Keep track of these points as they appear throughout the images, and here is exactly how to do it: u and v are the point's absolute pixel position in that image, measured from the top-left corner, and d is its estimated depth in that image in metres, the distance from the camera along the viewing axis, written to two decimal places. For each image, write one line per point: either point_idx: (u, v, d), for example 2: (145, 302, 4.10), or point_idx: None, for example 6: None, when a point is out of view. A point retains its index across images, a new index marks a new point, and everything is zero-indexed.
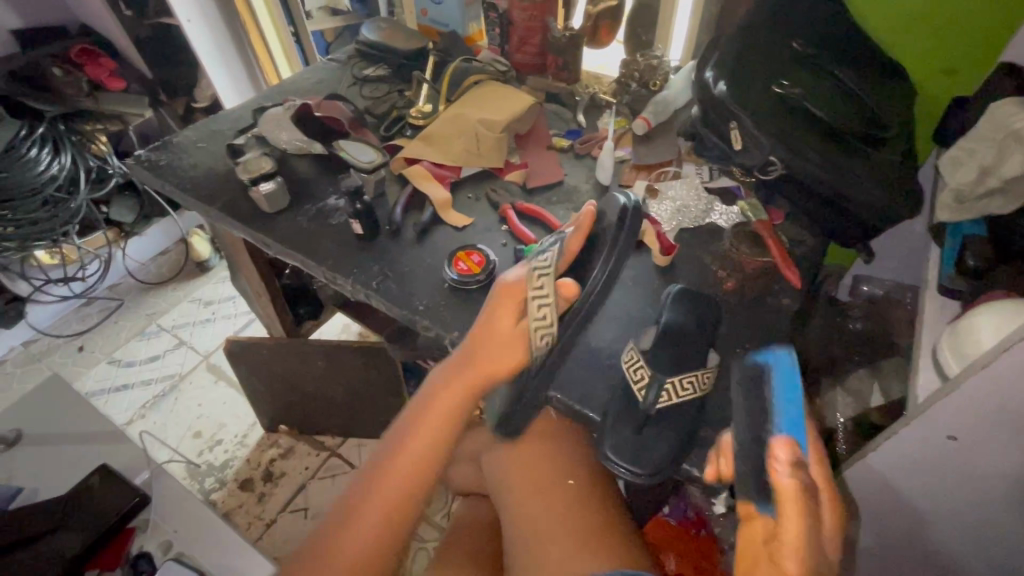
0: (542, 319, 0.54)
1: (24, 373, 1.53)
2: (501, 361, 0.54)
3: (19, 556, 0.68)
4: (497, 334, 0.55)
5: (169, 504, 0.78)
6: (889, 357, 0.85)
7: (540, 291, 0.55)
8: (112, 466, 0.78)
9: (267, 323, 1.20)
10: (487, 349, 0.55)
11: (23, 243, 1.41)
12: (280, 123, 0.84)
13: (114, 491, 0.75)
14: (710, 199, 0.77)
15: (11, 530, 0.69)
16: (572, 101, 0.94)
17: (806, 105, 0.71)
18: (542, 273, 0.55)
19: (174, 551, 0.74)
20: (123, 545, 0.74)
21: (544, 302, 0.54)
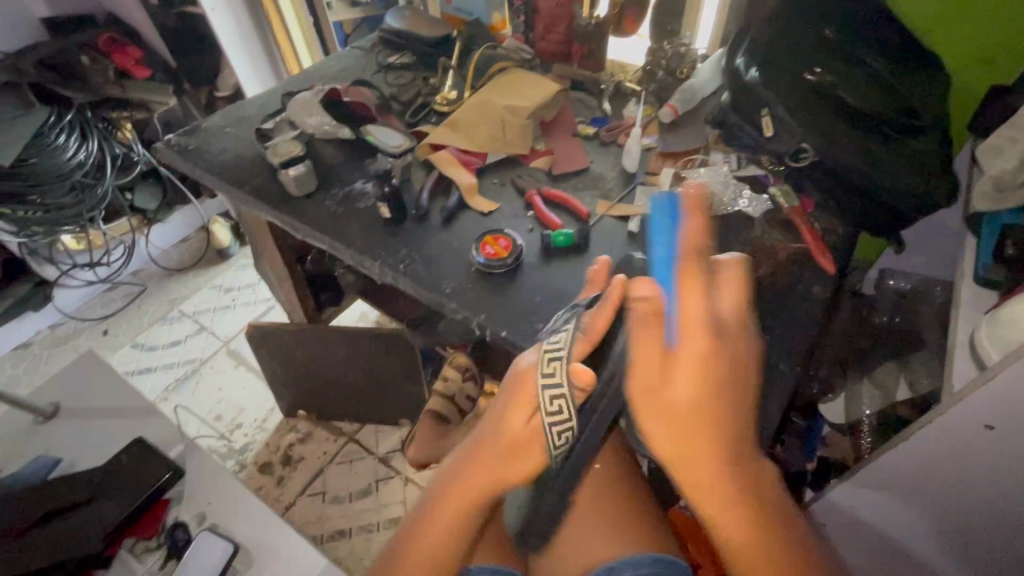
0: (557, 416, 0.48)
1: (51, 355, 1.56)
2: (524, 459, 0.50)
3: (61, 522, 0.72)
4: (509, 437, 0.50)
5: (202, 477, 0.81)
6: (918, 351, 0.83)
7: (551, 379, 0.48)
8: (145, 439, 0.82)
9: (289, 309, 1.22)
10: (501, 447, 0.50)
11: (51, 228, 1.45)
12: (308, 109, 0.85)
13: (147, 464, 0.78)
14: (738, 184, 0.74)
15: (54, 498, 0.74)
16: (597, 89, 0.94)
17: (840, 93, 0.70)
18: (551, 360, 0.49)
19: (209, 522, 0.77)
20: (157, 515, 0.77)
21: (557, 394, 0.48)
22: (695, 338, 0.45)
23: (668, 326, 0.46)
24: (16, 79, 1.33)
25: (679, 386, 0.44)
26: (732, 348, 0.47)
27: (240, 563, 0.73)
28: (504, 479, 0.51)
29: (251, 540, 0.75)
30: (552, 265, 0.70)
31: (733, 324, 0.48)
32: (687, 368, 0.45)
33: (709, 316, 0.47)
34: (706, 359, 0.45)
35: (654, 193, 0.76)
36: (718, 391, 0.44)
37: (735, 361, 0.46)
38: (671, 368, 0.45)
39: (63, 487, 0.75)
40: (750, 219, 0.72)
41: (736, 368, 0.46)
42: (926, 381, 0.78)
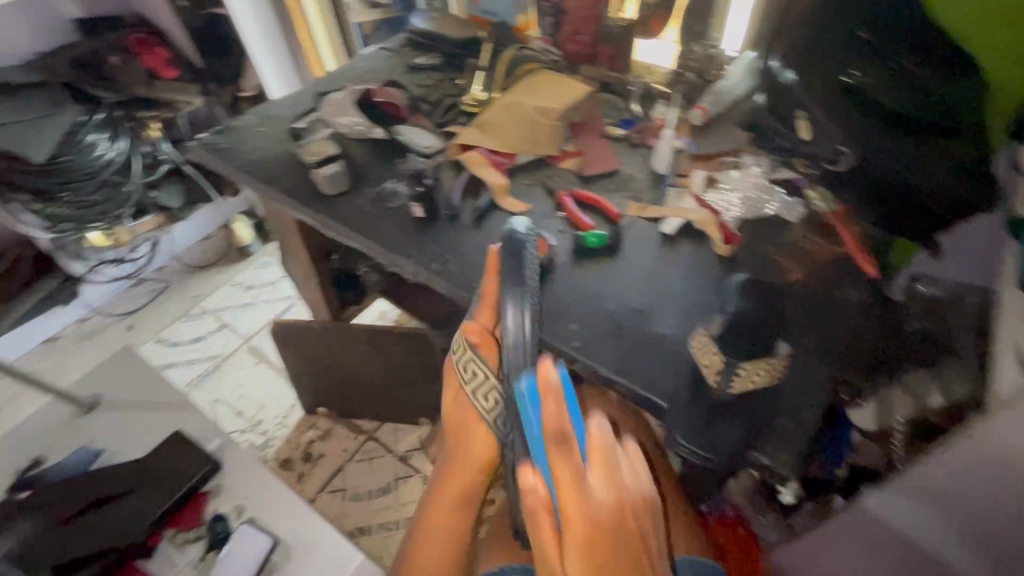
0: (480, 385, 0.60)
1: (78, 349, 1.59)
2: (472, 429, 0.63)
3: (113, 508, 0.78)
4: (455, 417, 0.64)
5: (240, 472, 0.85)
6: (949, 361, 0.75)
7: (465, 364, 0.61)
8: (186, 433, 0.86)
9: (312, 307, 1.23)
10: (455, 428, 0.65)
11: (80, 223, 1.48)
12: (342, 108, 0.87)
13: (190, 456, 0.83)
14: (772, 185, 0.76)
15: (106, 486, 0.80)
16: (625, 91, 0.94)
17: (878, 95, 0.67)
18: (461, 351, 0.62)
19: (247, 514, 0.81)
20: (200, 506, 0.82)
21: (472, 369, 0.61)
22: (580, 515, 0.48)
23: (554, 512, 0.48)
24: (49, 78, 1.36)
25: (569, 563, 0.48)
26: (622, 514, 0.49)
27: (280, 555, 0.77)
28: (465, 453, 0.64)
29: (291, 534, 0.79)
30: (583, 265, 0.70)
31: (618, 488, 0.49)
32: (575, 548, 0.47)
33: (588, 496, 0.48)
34: (591, 535, 0.48)
35: (686, 195, 0.75)
36: (611, 557, 0.48)
37: (625, 519, 0.49)
38: (561, 542, 0.48)
39: (112, 478, 0.81)
40: (789, 222, 0.73)
41: (627, 523, 0.49)
42: (960, 392, 0.71)
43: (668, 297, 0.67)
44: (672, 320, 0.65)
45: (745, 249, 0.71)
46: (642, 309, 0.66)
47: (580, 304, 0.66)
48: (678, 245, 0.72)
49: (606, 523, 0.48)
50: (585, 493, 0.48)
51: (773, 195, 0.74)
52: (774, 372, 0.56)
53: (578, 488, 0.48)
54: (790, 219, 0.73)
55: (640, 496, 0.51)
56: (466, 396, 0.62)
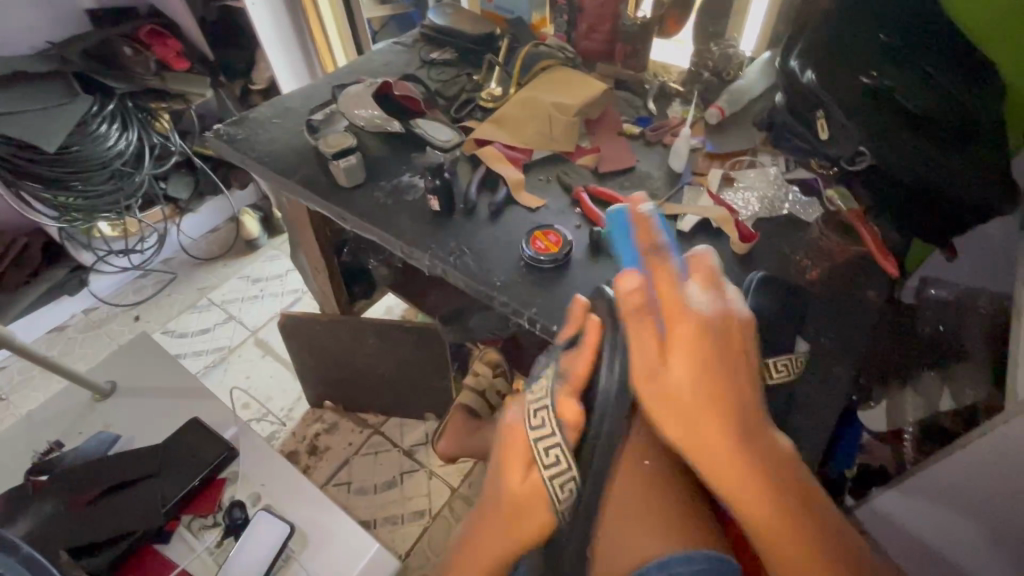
0: (558, 465, 0.47)
1: (84, 338, 1.58)
2: (524, 519, 0.49)
3: (134, 492, 0.79)
4: (509, 497, 0.50)
5: (254, 460, 0.85)
6: (960, 364, 0.71)
7: (542, 431, 0.48)
8: (202, 420, 0.87)
9: (321, 300, 1.23)
10: (501, 510, 0.50)
11: (88, 213, 1.46)
12: (359, 101, 0.87)
13: (207, 442, 0.84)
14: (787, 185, 0.76)
15: (127, 470, 0.81)
16: (641, 89, 0.94)
17: (899, 97, 0.68)
18: (540, 411, 0.49)
19: (264, 502, 0.82)
20: (217, 493, 0.82)
21: (551, 444, 0.47)
22: (685, 321, 0.44)
23: (653, 314, 0.45)
24: (62, 68, 1.36)
25: (676, 364, 0.43)
26: (729, 329, 0.44)
27: (296, 543, 0.78)
28: (502, 545, 0.50)
29: (305, 522, 0.80)
30: (599, 260, 0.70)
31: (721, 303, 0.45)
32: (682, 353, 0.43)
33: (689, 299, 0.45)
34: (698, 345, 0.43)
35: (703, 194, 0.76)
36: (716, 376, 0.42)
37: (728, 337, 0.44)
38: (665, 356, 0.43)
39: (133, 463, 0.82)
40: (806, 224, 0.73)
41: (733, 345, 0.44)
42: (970, 391, 0.67)
43: None
44: None
45: (761, 248, 0.71)
46: None
47: None
48: (695, 243, 0.72)
49: (712, 337, 0.43)
50: (686, 298, 0.45)
51: (788, 196, 0.75)
52: (798, 368, 0.57)
53: (682, 288, 0.45)
54: (806, 220, 0.73)
55: (743, 327, 0.46)
56: (535, 476, 0.49)
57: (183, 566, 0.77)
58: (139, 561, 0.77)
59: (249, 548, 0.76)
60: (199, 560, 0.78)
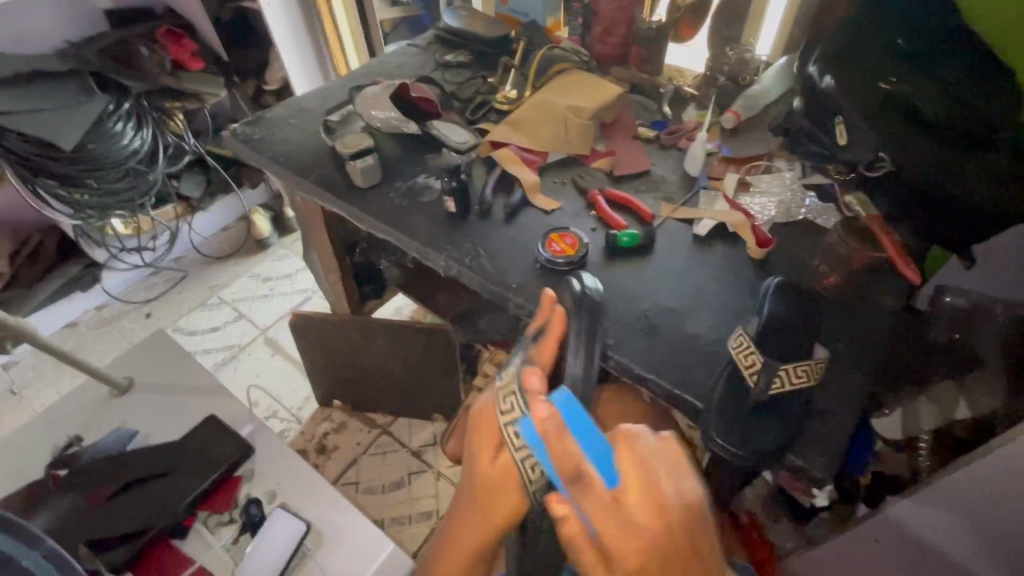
0: (521, 444, 0.46)
1: (96, 334, 1.60)
2: (500, 502, 0.48)
3: (150, 487, 0.81)
4: (478, 479, 0.49)
5: (269, 457, 0.86)
6: (977, 373, 0.67)
7: (510, 413, 0.48)
8: (218, 417, 0.88)
9: (332, 300, 1.23)
10: (476, 495, 0.50)
11: (102, 211, 1.47)
12: (376, 102, 0.88)
13: (222, 438, 0.85)
14: (804, 190, 0.77)
15: (145, 465, 0.82)
16: (656, 93, 0.94)
17: (915, 103, 0.67)
18: (508, 393, 0.49)
19: (279, 500, 0.82)
20: (232, 490, 0.83)
21: (517, 424, 0.47)
22: (626, 545, 0.41)
23: (596, 553, 0.41)
24: (79, 67, 1.37)
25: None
26: (676, 532, 0.42)
27: (311, 542, 0.78)
28: (482, 529, 0.50)
29: (320, 520, 0.80)
30: (615, 263, 0.71)
31: (662, 508, 0.42)
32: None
33: (631, 518, 0.41)
34: (646, 568, 0.41)
35: (719, 198, 0.76)
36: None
37: (675, 541, 0.42)
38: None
39: (151, 458, 0.83)
40: (824, 228, 0.74)
41: (680, 547, 0.42)
42: (985, 401, 0.64)
43: (703, 300, 0.67)
44: (706, 321, 0.65)
45: (777, 253, 0.71)
46: (677, 309, 0.66)
47: (616, 303, 0.67)
48: (710, 247, 0.72)
49: (657, 547, 0.41)
50: (627, 524, 0.41)
51: (805, 201, 0.76)
52: (815, 375, 0.58)
53: (619, 511, 0.42)
54: (822, 225, 0.74)
55: (692, 515, 0.43)
56: (505, 458, 0.48)
57: (201, 562, 0.77)
58: (155, 560, 0.76)
59: (266, 546, 0.76)
60: (216, 557, 0.78)
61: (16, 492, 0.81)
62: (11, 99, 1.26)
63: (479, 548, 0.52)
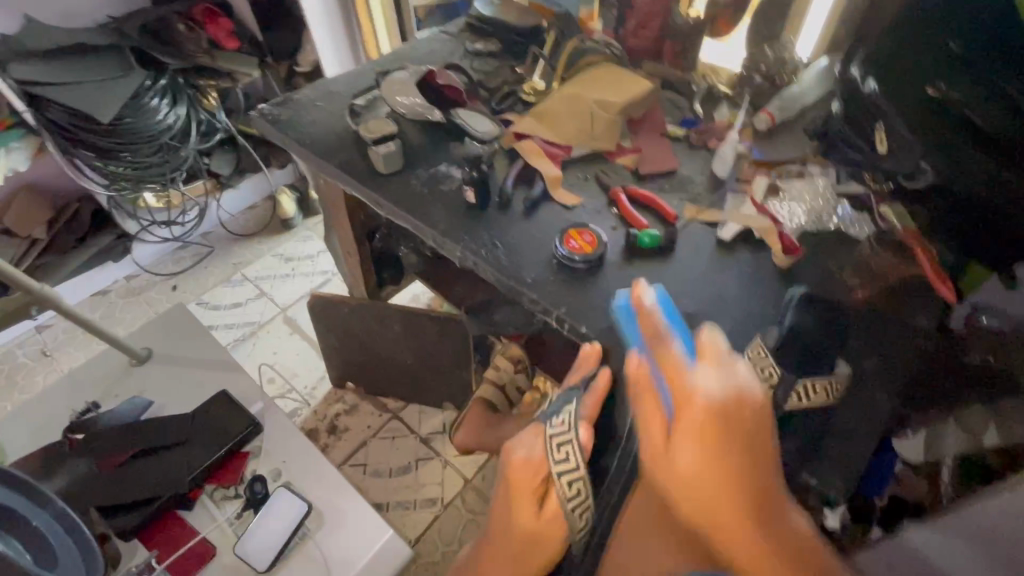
0: (574, 496, 0.54)
1: (125, 304, 1.64)
2: (540, 544, 0.57)
3: (165, 457, 0.83)
4: (524, 529, 0.56)
5: (278, 437, 0.88)
6: (1007, 399, 0.62)
7: (565, 466, 0.54)
8: (232, 393, 0.89)
9: (351, 284, 1.24)
10: (517, 540, 0.57)
11: (135, 183, 1.50)
12: (403, 88, 0.87)
13: (235, 416, 0.86)
14: (837, 199, 0.72)
15: (155, 435, 0.84)
16: (688, 91, 0.92)
17: (966, 112, 0.60)
18: (564, 447, 0.54)
19: (284, 479, 0.84)
20: (240, 466, 0.84)
21: (573, 478, 0.54)
22: (686, 397, 0.42)
23: (661, 390, 0.44)
24: (120, 42, 1.39)
25: (680, 452, 0.41)
26: (742, 407, 0.41)
27: (312, 522, 0.79)
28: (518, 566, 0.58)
29: (322, 501, 0.81)
30: (633, 264, 0.69)
31: (732, 380, 0.43)
32: (687, 437, 0.40)
33: (694, 376, 0.43)
34: (708, 426, 0.40)
35: (746, 201, 0.74)
36: (729, 453, 0.40)
37: (737, 414, 0.41)
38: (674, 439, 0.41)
39: (161, 429, 0.85)
40: (856, 240, 0.70)
41: (746, 430, 0.41)
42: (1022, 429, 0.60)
43: (721, 307, 0.65)
44: (726, 329, 0.63)
45: (804, 261, 0.69)
46: (695, 315, 0.65)
47: None
48: (734, 251, 0.70)
49: (720, 412, 0.40)
50: (691, 373, 0.43)
51: (838, 210, 0.71)
52: (839, 391, 0.57)
53: (684, 374, 0.44)
54: (856, 235, 0.70)
55: (760, 405, 0.42)
56: (550, 509, 0.55)
57: (204, 535, 0.79)
58: (166, 528, 0.79)
59: (268, 523, 0.77)
60: (221, 530, 0.80)
61: (39, 452, 0.83)
62: (52, 71, 1.30)
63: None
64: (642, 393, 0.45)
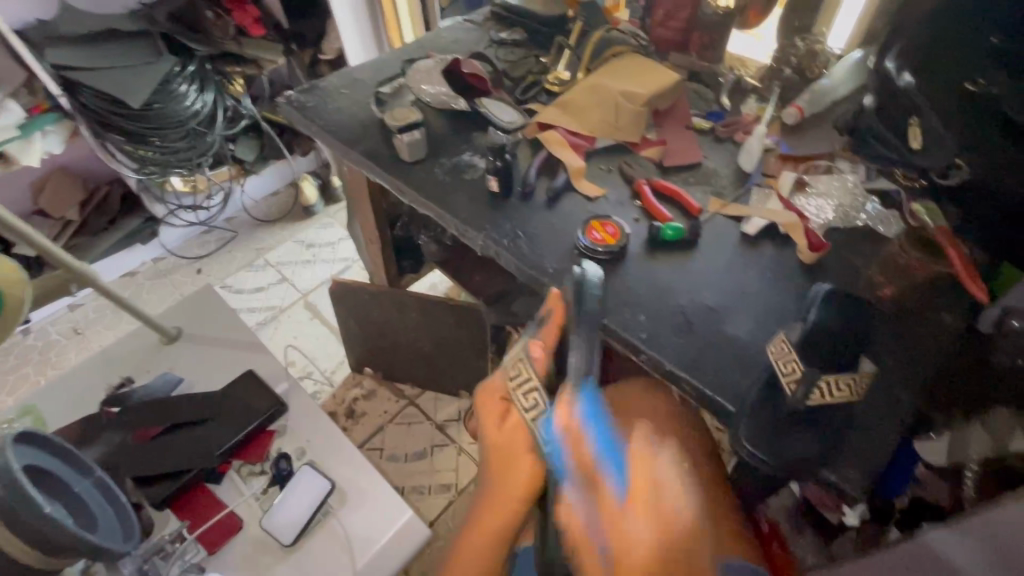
0: (530, 404, 0.55)
1: (152, 285, 1.68)
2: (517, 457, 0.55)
3: (193, 432, 0.86)
4: (496, 444, 0.57)
5: (301, 418, 0.90)
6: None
7: (521, 379, 0.56)
8: (259, 374, 0.92)
9: (371, 272, 1.25)
10: (496, 462, 0.57)
11: (164, 168, 1.53)
12: (428, 76, 0.88)
13: (261, 395, 0.89)
14: (866, 195, 0.73)
15: (184, 411, 0.87)
16: (715, 82, 0.90)
17: (1002, 107, 0.57)
18: (517, 365, 0.57)
19: (308, 458, 0.86)
20: (264, 444, 0.87)
21: (528, 387, 0.55)
22: (622, 547, 0.47)
23: (596, 544, 0.47)
24: (150, 28, 1.42)
25: None
26: (671, 549, 0.48)
27: (335, 500, 0.82)
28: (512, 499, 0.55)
29: (345, 480, 0.84)
30: (655, 256, 0.69)
31: (661, 520, 0.50)
32: None
33: (630, 530, 0.48)
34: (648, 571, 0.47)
35: (772, 196, 0.73)
36: None
37: (668, 561, 0.48)
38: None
39: (188, 405, 0.88)
40: (886, 237, 0.70)
41: (677, 564, 0.48)
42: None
43: (745, 302, 0.65)
44: (747, 323, 0.63)
45: (830, 258, 0.68)
46: (717, 309, 0.64)
47: (653, 298, 0.65)
48: (758, 246, 0.70)
49: (653, 556, 0.47)
50: (627, 525, 0.49)
51: (866, 207, 0.72)
52: (861, 388, 0.55)
53: (619, 517, 0.49)
54: (884, 234, 0.70)
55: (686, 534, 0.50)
56: (512, 418, 0.57)
57: (232, 508, 0.81)
58: (194, 500, 0.82)
59: (292, 501, 0.79)
60: (246, 504, 0.82)
61: (72, 425, 0.87)
62: (86, 57, 1.34)
63: (505, 512, 0.55)
64: (579, 545, 0.48)
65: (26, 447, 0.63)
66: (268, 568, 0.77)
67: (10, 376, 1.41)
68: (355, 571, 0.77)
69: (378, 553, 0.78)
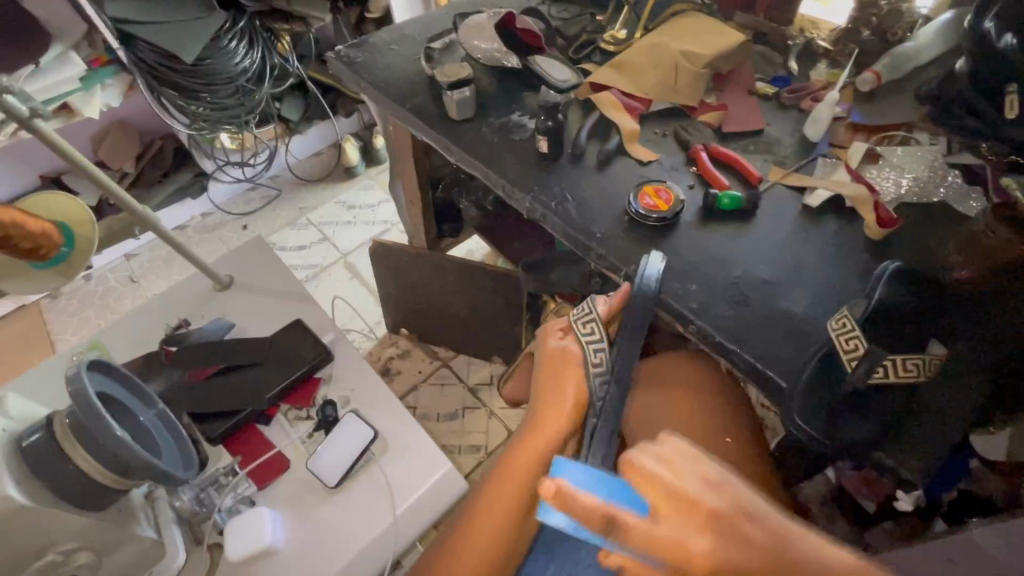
0: (589, 332, 0.61)
1: (202, 239, 1.74)
2: (561, 383, 0.61)
3: (244, 376, 0.89)
4: (549, 361, 0.63)
5: (347, 367, 0.93)
6: None
7: (583, 313, 0.62)
8: (305, 324, 0.94)
9: (412, 234, 1.26)
10: (547, 383, 0.62)
11: (213, 124, 1.55)
12: (480, 31, 0.85)
13: (306, 345, 0.92)
14: (947, 169, 0.68)
15: (236, 357, 0.91)
16: (783, 45, 0.85)
17: None
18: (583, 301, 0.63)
19: (351, 405, 0.89)
20: (311, 391, 0.90)
21: (586, 318, 0.61)
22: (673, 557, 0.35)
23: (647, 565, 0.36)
24: None
25: None
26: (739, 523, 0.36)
27: (376, 448, 0.84)
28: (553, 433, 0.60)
29: (386, 430, 0.86)
30: (711, 225, 0.66)
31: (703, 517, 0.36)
32: None
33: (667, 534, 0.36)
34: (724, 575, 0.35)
35: (839, 167, 0.69)
36: None
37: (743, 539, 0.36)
38: None
39: (238, 351, 0.91)
40: (966, 216, 0.65)
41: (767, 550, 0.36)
42: None
43: (803, 276, 0.62)
44: (805, 298, 0.61)
45: (901, 235, 0.64)
46: (772, 282, 0.62)
47: (706, 268, 0.63)
48: (822, 220, 0.66)
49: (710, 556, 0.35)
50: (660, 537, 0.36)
51: (945, 181, 0.67)
52: (931, 369, 0.51)
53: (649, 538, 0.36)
54: (963, 211, 0.65)
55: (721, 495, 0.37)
56: (568, 341, 0.63)
57: (279, 449, 0.85)
58: (243, 439, 0.86)
59: (336, 445, 0.82)
60: (293, 446, 0.86)
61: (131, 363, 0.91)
62: (143, 11, 1.35)
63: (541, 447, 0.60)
64: None
65: (96, 372, 0.67)
66: (313, 507, 0.80)
67: (74, 318, 1.50)
68: (395, 515, 0.80)
69: (416, 500, 0.81)
